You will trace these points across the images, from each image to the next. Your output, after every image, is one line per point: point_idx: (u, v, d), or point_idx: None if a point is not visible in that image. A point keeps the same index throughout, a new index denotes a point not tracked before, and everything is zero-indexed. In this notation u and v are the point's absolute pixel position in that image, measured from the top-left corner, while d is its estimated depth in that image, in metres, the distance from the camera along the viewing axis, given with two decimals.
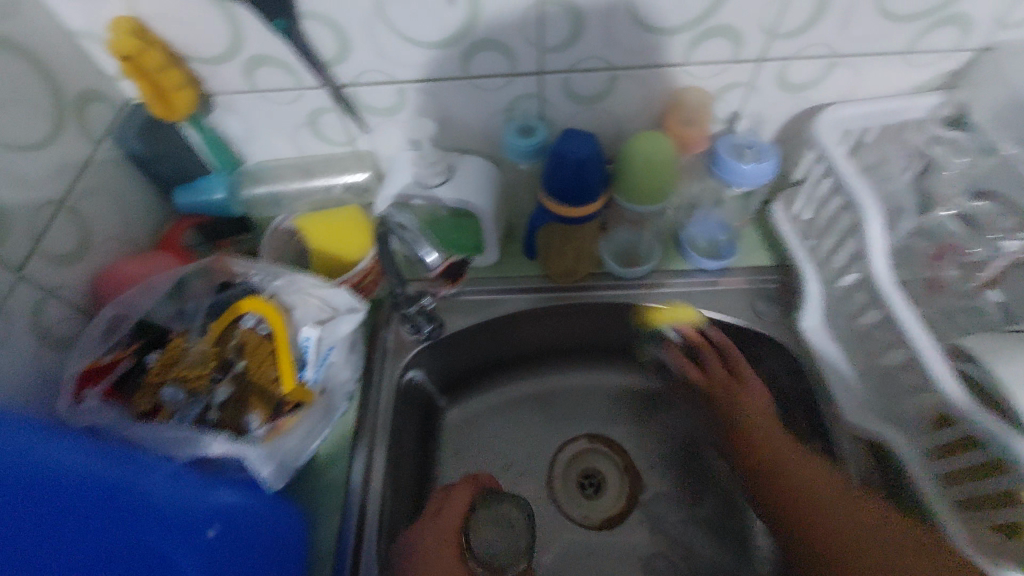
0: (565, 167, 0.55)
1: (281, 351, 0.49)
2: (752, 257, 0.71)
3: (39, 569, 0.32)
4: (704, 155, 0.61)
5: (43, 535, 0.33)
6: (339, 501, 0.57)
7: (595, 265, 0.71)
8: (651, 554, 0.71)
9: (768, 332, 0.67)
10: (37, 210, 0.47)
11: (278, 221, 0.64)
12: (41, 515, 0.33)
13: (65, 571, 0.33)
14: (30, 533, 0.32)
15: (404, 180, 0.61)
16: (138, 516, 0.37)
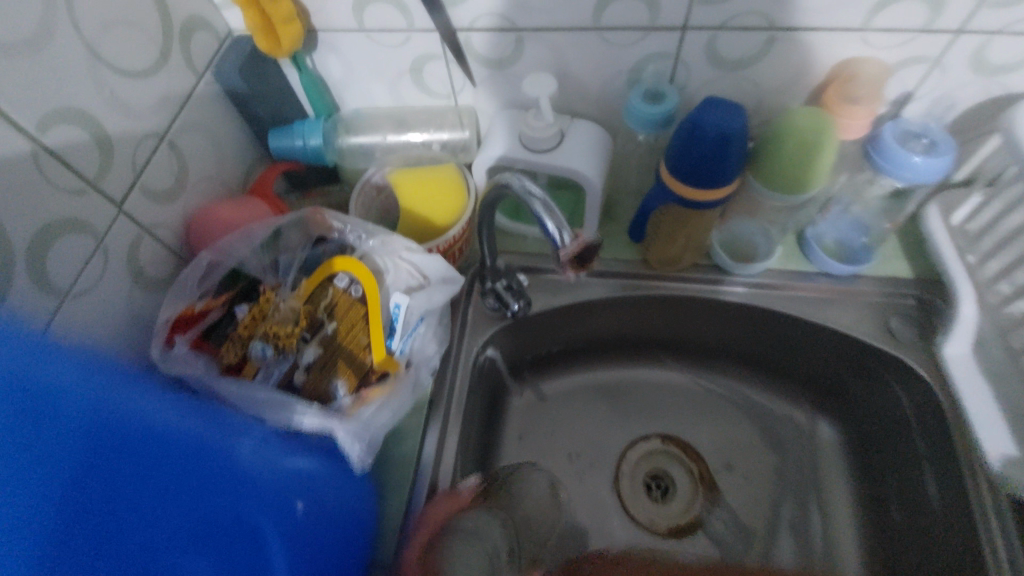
0: (703, 143, 0.47)
1: (373, 318, 0.45)
2: (889, 266, 0.62)
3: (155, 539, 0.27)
4: (862, 142, 0.52)
5: (154, 502, 0.28)
6: (409, 475, 0.55)
7: (702, 256, 0.63)
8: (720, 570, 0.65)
9: (900, 354, 0.59)
10: (140, 142, 0.45)
11: (369, 175, 0.60)
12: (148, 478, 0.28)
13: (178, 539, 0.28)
14: (140, 498, 0.27)
15: (510, 142, 0.55)
16: (236, 484, 0.33)
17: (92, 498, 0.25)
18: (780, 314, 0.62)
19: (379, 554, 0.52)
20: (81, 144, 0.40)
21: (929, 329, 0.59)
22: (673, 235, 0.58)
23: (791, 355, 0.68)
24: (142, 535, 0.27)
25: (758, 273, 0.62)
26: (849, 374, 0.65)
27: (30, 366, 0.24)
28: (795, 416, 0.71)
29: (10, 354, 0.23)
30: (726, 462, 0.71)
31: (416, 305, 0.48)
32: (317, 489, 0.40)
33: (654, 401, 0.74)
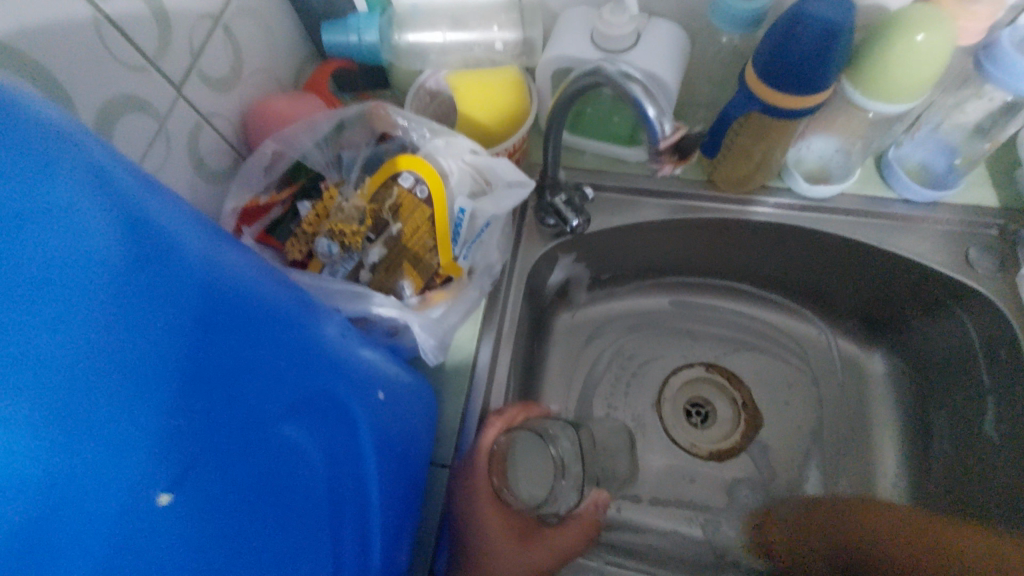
0: (803, 39, 0.42)
1: (440, 221, 0.43)
2: (975, 194, 0.58)
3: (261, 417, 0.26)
4: (976, 47, 0.47)
5: (265, 381, 0.27)
6: (464, 388, 0.53)
7: (772, 177, 0.60)
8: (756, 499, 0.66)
9: (978, 284, 0.56)
10: (197, 23, 0.42)
11: (424, 77, 0.56)
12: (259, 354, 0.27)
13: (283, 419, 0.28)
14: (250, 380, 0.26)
15: (580, 39, 0.51)
16: (331, 367, 0.33)
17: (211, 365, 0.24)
18: (844, 242, 0.59)
19: (437, 457, 0.49)
20: (140, 17, 0.37)
21: (1012, 263, 0.56)
22: (747, 148, 0.54)
23: (849, 287, 0.65)
24: (258, 407, 0.26)
25: (831, 196, 0.59)
26: (906, 306, 0.63)
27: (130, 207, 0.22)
28: (844, 347, 0.69)
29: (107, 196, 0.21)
30: (769, 391, 0.70)
31: (481, 210, 0.45)
32: (390, 380, 0.41)
33: (697, 331, 0.73)
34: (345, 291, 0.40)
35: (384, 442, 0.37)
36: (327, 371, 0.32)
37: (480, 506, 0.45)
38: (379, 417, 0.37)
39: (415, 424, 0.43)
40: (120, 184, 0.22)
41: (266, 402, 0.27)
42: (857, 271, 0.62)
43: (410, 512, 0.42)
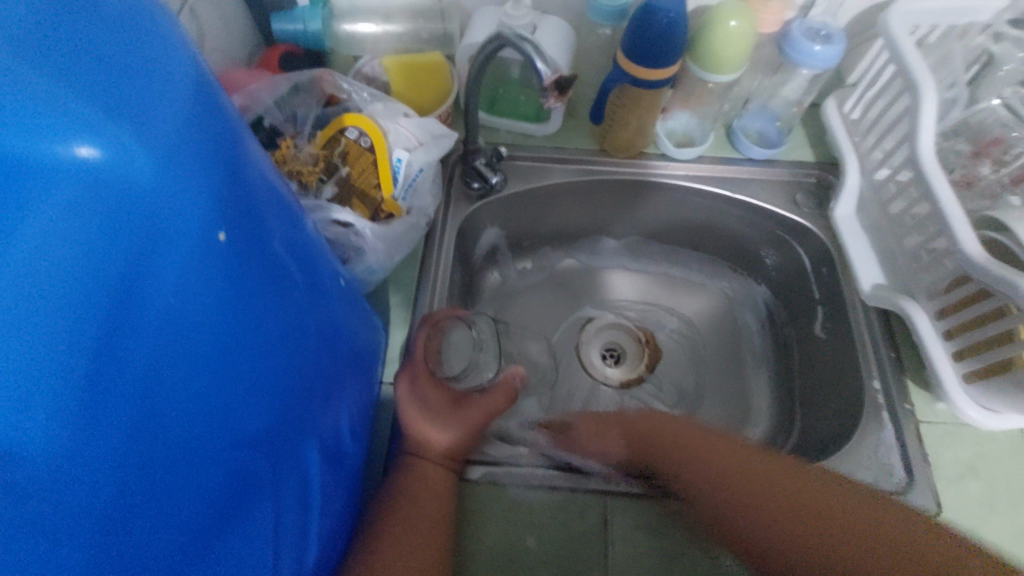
0: (653, 24, 0.57)
1: (382, 164, 0.53)
2: (797, 152, 0.76)
3: (255, 281, 0.32)
4: (778, 36, 0.64)
5: (260, 249, 0.32)
6: (407, 320, 0.62)
7: (650, 145, 0.75)
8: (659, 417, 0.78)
9: (804, 220, 0.73)
10: (167, 2, 0.50)
11: (361, 63, 0.66)
12: (258, 228, 0.32)
13: (268, 285, 0.33)
14: (251, 251, 0.31)
15: (490, 29, 0.64)
16: (301, 249, 0.39)
17: (227, 227, 0.28)
18: (710, 192, 0.75)
19: (385, 375, 0.59)
20: None
21: (826, 203, 0.73)
22: (626, 117, 0.69)
23: (718, 235, 0.81)
24: (255, 277, 0.32)
25: (695, 157, 0.74)
26: (762, 245, 0.79)
27: (144, 50, 0.23)
28: (721, 288, 0.85)
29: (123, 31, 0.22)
30: (663, 327, 0.85)
31: (416, 158, 0.56)
32: (343, 285, 0.48)
33: (606, 284, 0.87)
34: (309, 206, 0.48)
35: (337, 310, 0.45)
36: (301, 255, 0.38)
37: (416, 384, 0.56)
38: (336, 301, 0.45)
39: (363, 327, 0.52)
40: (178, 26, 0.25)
41: (262, 262, 0.32)
42: (722, 221, 0.79)
43: (364, 393, 0.51)
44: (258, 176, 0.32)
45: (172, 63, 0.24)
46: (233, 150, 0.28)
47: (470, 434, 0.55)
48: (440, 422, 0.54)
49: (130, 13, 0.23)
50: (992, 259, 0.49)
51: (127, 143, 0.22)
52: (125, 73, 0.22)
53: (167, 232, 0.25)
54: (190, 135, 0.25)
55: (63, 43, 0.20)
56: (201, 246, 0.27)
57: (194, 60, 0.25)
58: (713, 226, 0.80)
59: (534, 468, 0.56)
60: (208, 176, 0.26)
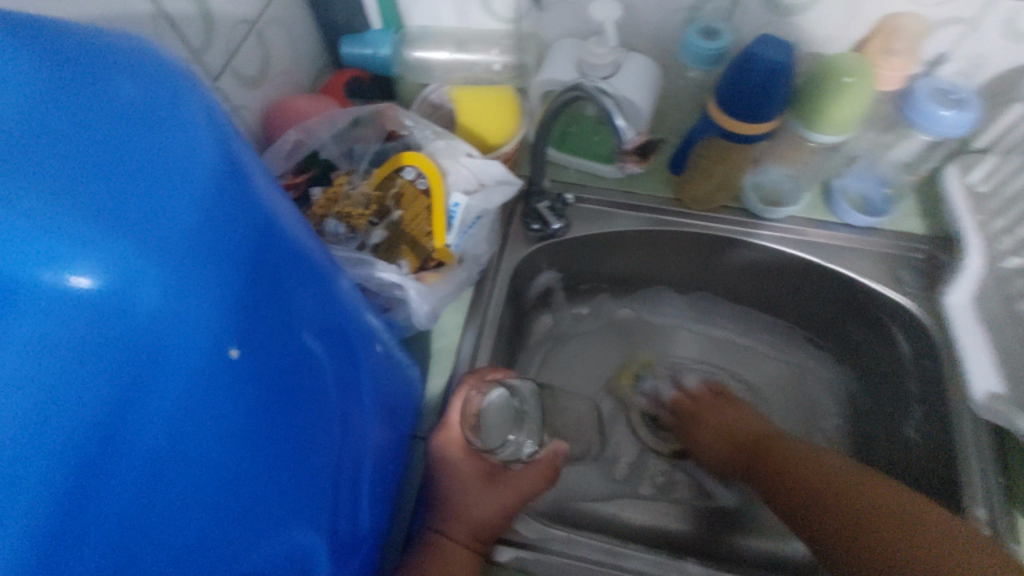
0: (754, 75, 0.50)
1: (436, 209, 0.49)
2: (906, 221, 0.66)
3: (282, 377, 0.28)
4: (900, 94, 0.56)
5: (288, 337, 0.28)
6: (446, 370, 0.58)
7: (732, 198, 0.68)
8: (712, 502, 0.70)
9: (905, 301, 0.64)
10: (235, 26, 0.48)
11: (428, 91, 0.63)
12: (286, 314, 0.28)
13: (298, 375, 0.29)
14: (277, 342, 0.27)
15: (568, 66, 0.59)
16: (336, 320, 0.35)
17: (249, 324, 0.24)
18: (796, 257, 0.67)
19: (418, 431, 0.55)
20: (191, 16, 0.43)
21: (935, 284, 0.63)
22: (709, 169, 0.63)
23: (800, 302, 0.72)
24: (281, 370, 0.28)
25: (784, 217, 0.66)
26: (851, 319, 0.70)
27: (152, 138, 0.19)
28: (796, 360, 0.76)
29: (123, 120, 0.19)
30: (725, 395, 0.77)
31: (473, 205, 0.51)
32: (385, 349, 0.44)
33: (665, 340, 0.80)
34: (354, 258, 0.44)
35: (374, 391, 0.41)
36: (335, 329, 0.34)
37: (449, 455, 0.50)
38: (376, 369, 0.41)
39: (402, 392, 0.48)
40: (212, 111, 0.22)
41: (289, 352, 0.28)
42: (807, 288, 0.70)
43: (397, 466, 0.47)
44: (291, 263, 0.28)
45: (195, 156, 0.20)
46: (261, 243, 0.25)
47: (504, 515, 0.50)
48: (474, 502, 0.49)
49: (154, 100, 0.20)
50: None
51: (127, 256, 0.18)
52: (135, 173, 0.19)
53: (181, 348, 0.21)
54: (207, 237, 0.21)
55: (65, 145, 0.18)
56: (219, 357, 0.23)
57: (224, 149, 0.22)
58: (795, 292, 0.71)
59: (570, 560, 0.52)
60: (227, 271, 0.22)
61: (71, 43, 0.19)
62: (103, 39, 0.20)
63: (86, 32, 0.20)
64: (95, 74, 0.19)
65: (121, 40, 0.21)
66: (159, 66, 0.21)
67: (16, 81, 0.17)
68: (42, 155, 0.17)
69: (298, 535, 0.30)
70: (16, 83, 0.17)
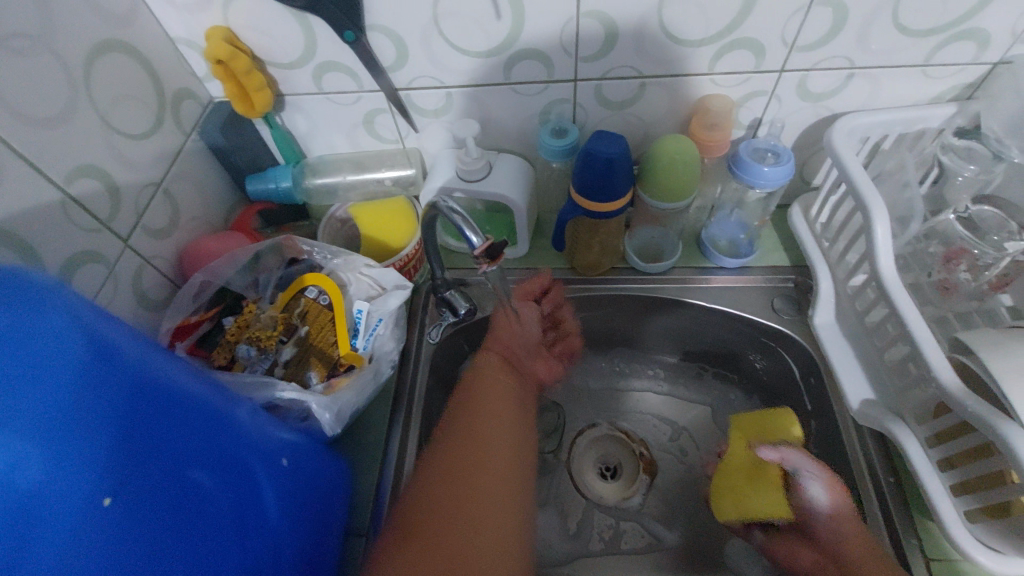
0: (594, 164, 0.60)
1: (338, 320, 0.55)
2: (771, 257, 0.75)
3: (172, 503, 0.32)
4: (727, 158, 0.66)
5: (177, 467, 0.33)
6: (376, 464, 0.62)
7: (620, 260, 0.75)
8: (660, 549, 0.73)
9: (784, 327, 0.71)
10: (141, 189, 0.55)
11: (332, 210, 0.71)
12: (171, 447, 0.33)
13: (193, 499, 0.34)
14: (163, 475, 0.32)
15: (447, 173, 0.67)
16: (235, 441, 0.39)
17: (127, 466, 0.30)
18: (680, 302, 0.74)
19: (354, 529, 0.58)
20: (96, 192, 0.50)
21: (806, 308, 0.71)
22: (589, 240, 0.71)
23: (706, 343, 0.79)
24: (171, 499, 0.32)
25: (667, 270, 0.74)
26: (748, 349, 0.76)
27: (17, 344, 0.26)
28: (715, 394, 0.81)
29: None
30: (658, 438, 0.82)
31: (375, 309, 0.58)
32: (303, 465, 0.48)
33: (596, 396, 0.84)
34: (256, 380, 0.49)
35: (287, 506, 0.44)
36: (234, 451, 0.39)
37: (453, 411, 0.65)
38: (286, 481, 0.44)
39: (327, 499, 0.51)
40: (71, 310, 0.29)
41: (179, 480, 0.33)
42: (707, 329, 0.77)
43: (327, 570, 0.49)
44: (173, 408, 0.34)
45: (53, 348, 0.27)
46: (133, 401, 0.31)
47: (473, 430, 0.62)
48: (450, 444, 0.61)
49: (20, 315, 0.27)
50: (966, 392, 0.46)
51: (0, 437, 0.24)
52: (6, 371, 0.26)
53: (50, 502, 0.26)
54: (71, 408, 0.27)
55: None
56: (93, 502, 0.28)
57: (84, 340, 0.29)
58: (699, 334, 0.78)
59: None
60: (94, 428, 0.28)
61: None
62: None
63: None
64: None
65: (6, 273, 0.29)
66: (22, 282, 0.29)
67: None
68: None
69: None
70: None
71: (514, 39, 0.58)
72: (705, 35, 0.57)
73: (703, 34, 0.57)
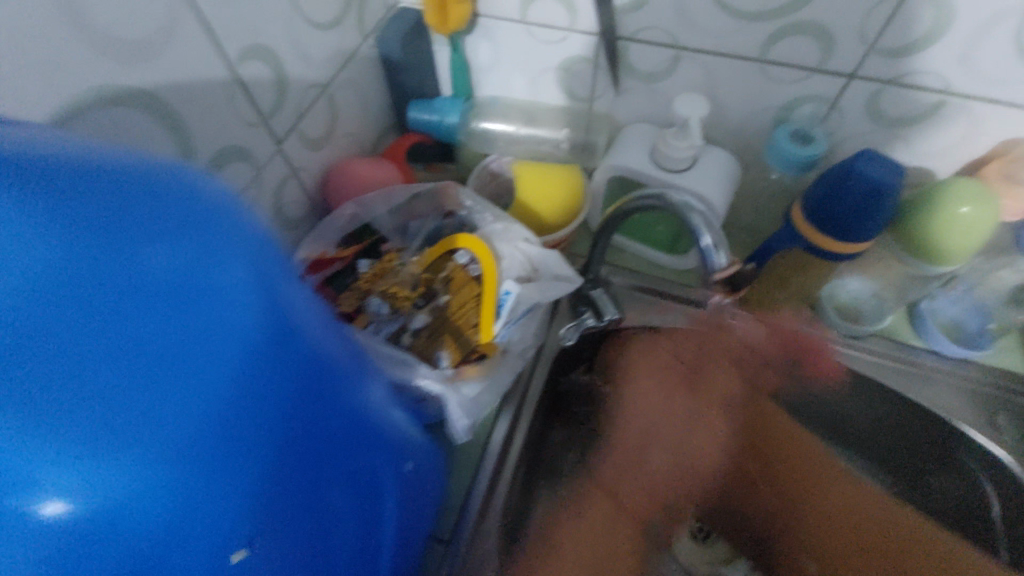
0: (849, 191, 0.46)
1: (486, 299, 0.45)
2: (1004, 358, 0.59)
3: (307, 537, 0.26)
4: (1017, 226, 0.49)
5: (321, 490, 0.26)
6: (474, 464, 0.53)
7: (806, 307, 0.61)
8: None
9: (1002, 452, 0.55)
10: (308, 89, 0.47)
11: (489, 160, 0.60)
12: (321, 468, 0.26)
13: (325, 530, 0.27)
14: (306, 504, 0.25)
15: (641, 155, 0.55)
16: (374, 444, 0.32)
17: (274, 501, 0.23)
18: (865, 378, 0.59)
19: (437, 531, 0.50)
20: (265, 80, 0.42)
21: None
22: (785, 276, 0.57)
23: None
24: (309, 531, 0.26)
25: (865, 335, 0.59)
26: None
27: (179, 324, 0.19)
28: None
29: (154, 307, 0.18)
30: None
31: (525, 295, 0.46)
32: (419, 467, 0.41)
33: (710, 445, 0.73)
34: (396, 356, 0.43)
35: (402, 512, 0.37)
36: (370, 459, 0.31)
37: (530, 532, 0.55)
38: (406, 485, 0.37)
39: (428, 496, 0.44)
40: (254, 274, 0.21)
41: (320, 507, 0.26)
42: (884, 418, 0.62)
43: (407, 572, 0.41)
44: (330, 409, 0.26)
45: (226, 339, 0.19)
46: (296, 409, 0.23)
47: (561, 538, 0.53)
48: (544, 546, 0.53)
49: (199, 274, 0.19)
50: None
51: (132, 470, 0.18)
52: (154, 365, 0.18)
53: (175, 543, 0.20)
54: (221, 434, 0.20)
55: (77, 358, 0.17)
56: (219, 552, 0.21)
57: (258, 325, 0.20)
58: None
59: None
60: (247, 459, 0.21)
61: (120, 210, 0.19)
62: (148, 185, 0.20)
63: (133, 181, 0.20)
64: (138, 249, 0.19)
65: (174, 189, 0.21)
66: (199, 214, 0.21)
67: (32, 270, 0.17)
68: (62, 362, 0.17)
69: None
70: (55, 286, 0.17)
71: (799, 5, 0.44)
72: None
73: None
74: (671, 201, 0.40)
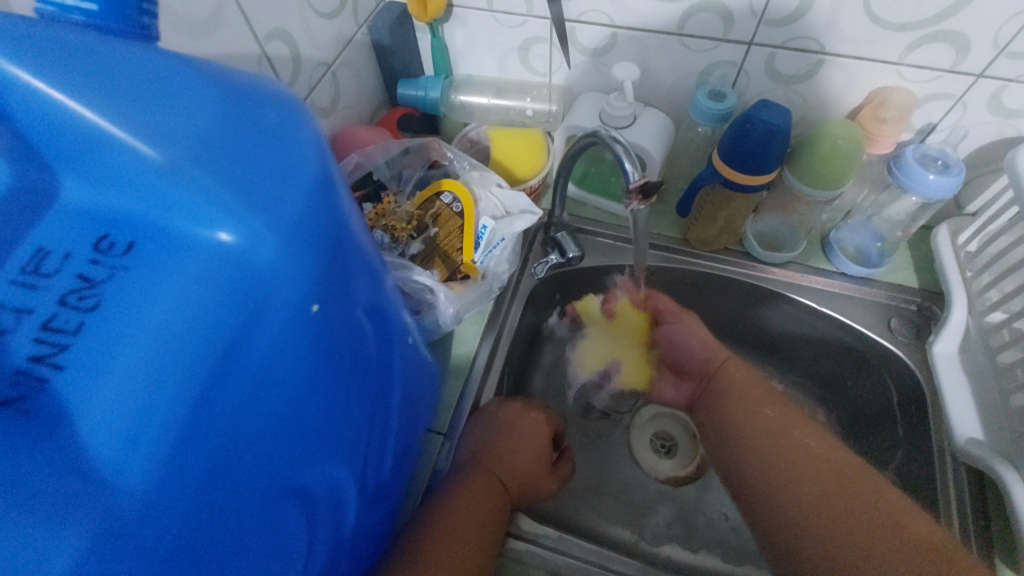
0: (749, 132, 0.58)
1: (467, 230, 0.56)
2: (899, 275, 0.71)
3: (344, 339, 0.33)
4: (889, 158, 0.61)
5: (353, 308, 0.34)
6: (463, 374, 0.64)
7: (735, 242, 0.74)
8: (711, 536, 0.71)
9: (896, 349, 0.67)
10: (317, 67, 0.58)
11: (468, 129, 0.72)
12: (353, 289, 0.34)
13: (353, 343, 0.35)
14: (344, 312, 0.33)
15: (591, 116, 0.67)
16: (383, 306, 0.40)
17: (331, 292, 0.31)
18: (785, 296, 0.72)
19: (433, 426, 0.61)
20: (284, 57, 0.53)
21: (925, 335, 0.67)
22: (713, 214, 0.69)
23: (797, 346, 0.77)
24: (345, 335, 0.34)
25: (782, 262, 0.72)
26: (844, 363, 0.74)
27: (274, 144, 0.26)
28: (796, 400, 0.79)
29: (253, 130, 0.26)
30: None
31: (500, 227, 0.58)
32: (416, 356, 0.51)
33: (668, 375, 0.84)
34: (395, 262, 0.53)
35: (402, 380, 0.46)
36: (379, 315, 0.40)
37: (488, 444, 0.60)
38: (406, 358, 0.47)
39: (424, 386, 0.54)
40: (316, 136, 0.28)
41: (351, 320, 0.34)
42: (806, 331, 0.74)
43: (413, 438, 0.52)
44: (361, 251, 0.35)
45: (299, 162, 0.27)
46: (344, 229, 0.31)
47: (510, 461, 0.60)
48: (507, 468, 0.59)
49: (286, 121, 0.27)
50: None
51: (253, 229, 0.26)
52: (259, 169, 0.25)
53: (273, 301, 0.27)
54: (308, 228, 0.27)
55: (209, 152, 0.24)
56: (297, 318, 0.29)
57: (320, 156, 0.28)
58: (797, 335, 0.76)
59: (559, 555, 0.56)
60: (319, 248, 0.28)
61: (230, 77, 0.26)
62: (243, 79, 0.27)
63: (235, 75, 0.27)
64: (249, 104, 0.26)
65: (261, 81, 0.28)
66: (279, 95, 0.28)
67: (178, 96, 0.24)
68: (205, 155, 0.24)
69: (336, 472, 0.36)
70: (205, 109, 0.24)
71: None
72: (911, 19, 0.53)
73: (907, 18, 0.53)
74: (602, 136, 0.51)
